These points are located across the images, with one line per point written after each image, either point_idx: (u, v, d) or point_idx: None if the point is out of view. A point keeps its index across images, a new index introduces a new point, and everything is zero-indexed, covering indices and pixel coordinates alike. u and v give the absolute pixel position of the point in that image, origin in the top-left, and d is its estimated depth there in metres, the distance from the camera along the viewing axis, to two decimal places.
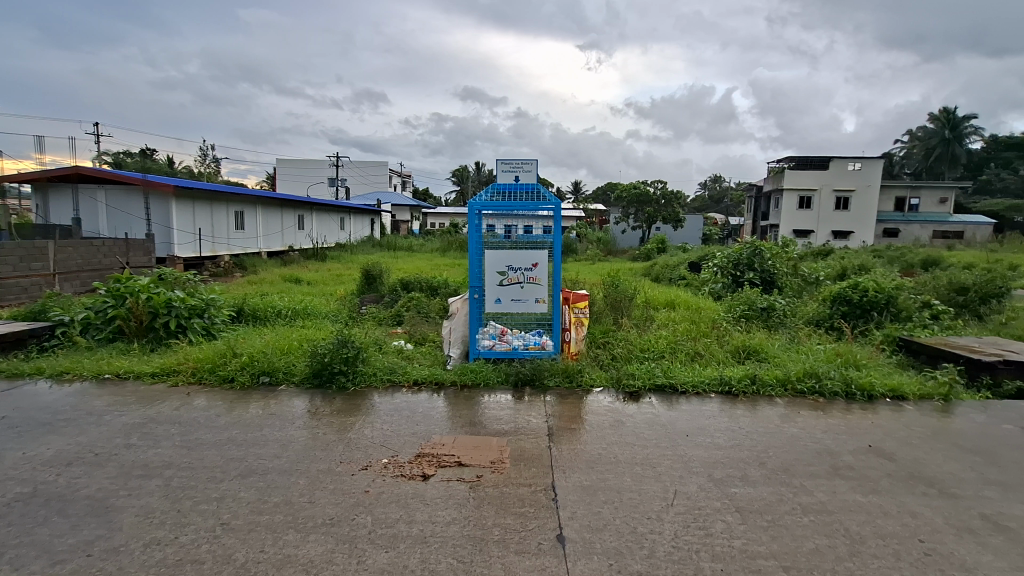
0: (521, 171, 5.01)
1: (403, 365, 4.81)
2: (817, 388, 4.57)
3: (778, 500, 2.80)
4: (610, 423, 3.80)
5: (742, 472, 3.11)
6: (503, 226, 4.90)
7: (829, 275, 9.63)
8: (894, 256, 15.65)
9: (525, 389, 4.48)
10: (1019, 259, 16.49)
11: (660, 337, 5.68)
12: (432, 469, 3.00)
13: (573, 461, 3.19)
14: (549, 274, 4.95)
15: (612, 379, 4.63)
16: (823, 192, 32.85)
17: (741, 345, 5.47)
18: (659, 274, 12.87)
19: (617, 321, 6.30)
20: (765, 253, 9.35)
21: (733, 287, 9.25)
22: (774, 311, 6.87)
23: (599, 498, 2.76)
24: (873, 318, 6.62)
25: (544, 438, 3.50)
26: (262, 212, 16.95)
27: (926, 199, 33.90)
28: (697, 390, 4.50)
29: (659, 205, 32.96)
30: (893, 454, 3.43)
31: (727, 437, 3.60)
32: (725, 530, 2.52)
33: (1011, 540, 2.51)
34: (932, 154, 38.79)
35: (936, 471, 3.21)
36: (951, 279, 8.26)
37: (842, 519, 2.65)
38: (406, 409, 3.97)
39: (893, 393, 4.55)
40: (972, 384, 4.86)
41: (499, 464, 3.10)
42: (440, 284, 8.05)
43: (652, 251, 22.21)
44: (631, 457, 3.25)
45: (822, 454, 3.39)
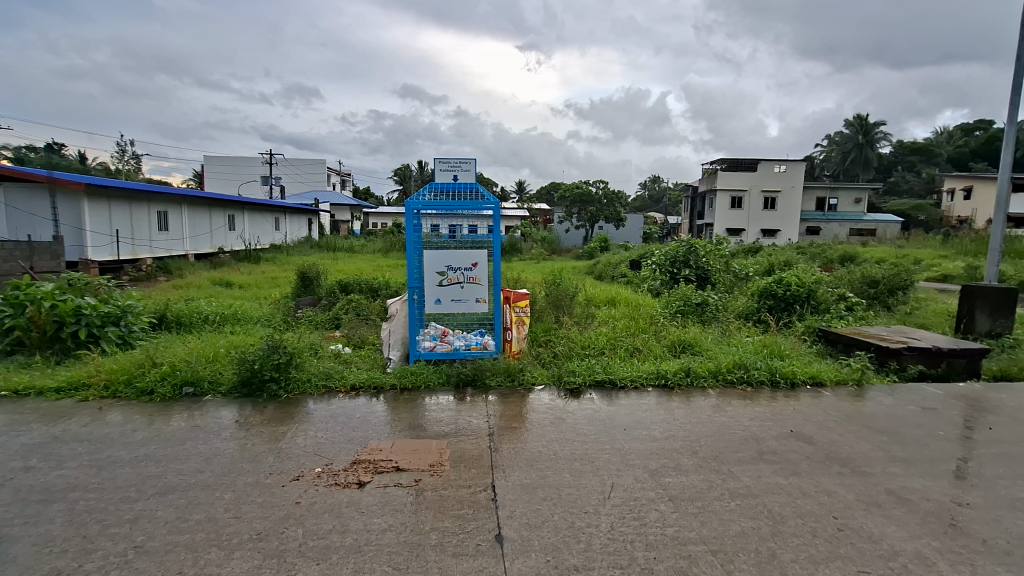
0: (460, 170, 4.95)
1: (341, 369, 4.67)
2: (745, 378, 4.82)
3: (708, 487, 2.93)
4: (551, 421, 3.84)
5: (675, 462, 3.22)
6: (446, 226, 4.88)
7: (757, 270, 10.17)
8: (814, 253, 16.76)
9: (466, 389, 4.46)
10: (922, 254, 18.04)
11: (600, 334, 5.80)
12: (368, 476, 2.92)
13: (513, 460, 3.19)
14: (489, 274, 4.95)
15: (553, 377, 4.69)
16: (753, 193, 34.77)
17: (676, 339, 5.68)
18: (602, 273, 13.19)
19: (558, 319, 6.37)
20: (699, 251, 9.77)
21: (670, 284, 9.62)
22: (708, 306, 7.19)
23: (538, 495, 2.78)
24: (796, 311, 7.06)
25: (484, 438, 3.50)
26: (188, 212, 15.96)
27: (843, 199, 36.55)
28: (635, 385, 4.64)
29: (601, 205, 33.89)
30: (812, 438, 3.67)
31: (661, 429, 3.72)
32: (657, 519, 2.60)
33: (910, 512, 2.75)
34: (848, 157, 41.85)
35: (848, 451, 3.46)
36: (865, 274, 8.94)
37: (766, 501, 2.80)
38: (343, 415, 3.85)
39: (813, 380, 4.87)
40: (881, 369, 5.28)
41: (438, 467, 3.06)
42: (380, 285, 7.88)
43: (595, 250, 22.71)
44: (570, 453, 3.30)
45: (748, 440, 3.57)
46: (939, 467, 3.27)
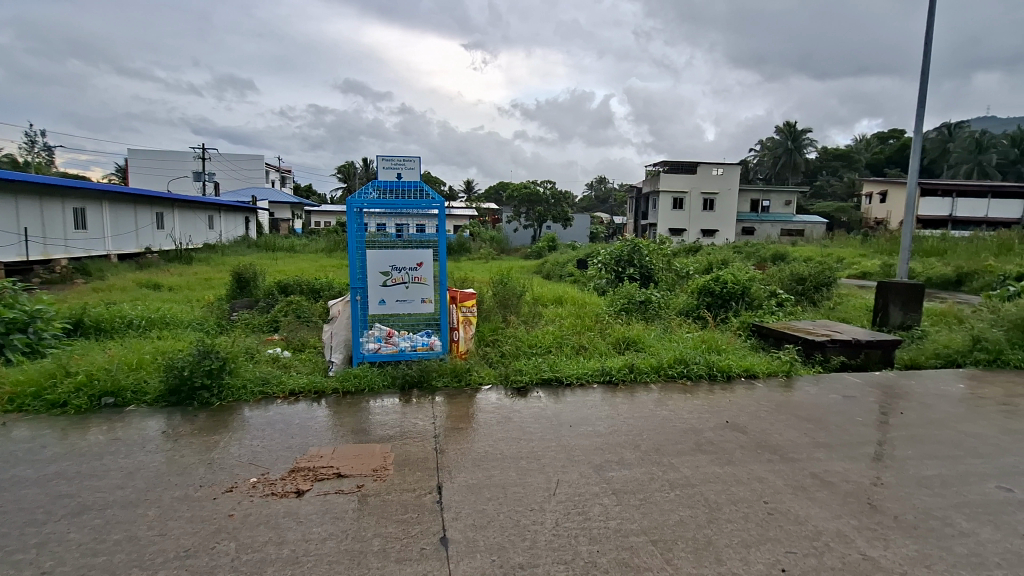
0: (403, 168, 4.86)
1: (279, 374, 4.49)
2: (685, 372, 5.01)
3: (649, 480, 3.01)
4: (498, 420, 3.85)
5: (618, 456, 3.30)
6: (393, 225, 4.78)
7: (698, 268, 10.59)
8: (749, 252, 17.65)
9: (411, 391, 4.40)
10: (845, 253, 19.37)
11: (546, 333, 5.85)
12: (307, 484, 2.82)
13: (459, 461, 3.17)
14: (435, 274, 4.89)
15: (500, 376, 4.70)
16: (692, 194, 36.26)
17: (621, 337, 5.83)
18: (550, 271, 13.37)
19: (505, 318, 6.37)
20: (643, 250, 10.06)
21: (615, 282, 9.87)
22: (650, 304, 7.43)
23: (484, 495, 2.77)
24: (732, 307, 7.41)
25: (430, 440, 3.45)
26: (110, 209, 14.86)
27: (775, 201, 38.75)
28: (580, 382, 4.72)
29: (549, 205, 34.30)
30: (745, 428, 3.85)
31: (606, 424, 3.81)
32: (601, 513, 2.65)
33: (832, 493, 2.94)
34: (779, 161, 44.39)
35: (778, 439, 3.66)
36: (793, 272, 9.51)
37: (703, 490, 2.92)
38: (282, 422, 3.69)
39: (747, 372, 5.13)
40: (808, 361, 5.63)
41: (381, 471, 2.98)
42: (323, 286, 7.63)
43: (543, 250, 22.97)
44: (516, 452, 3.31)
45: (688, 433, 3.71)
46: (857, 451, 3.52)
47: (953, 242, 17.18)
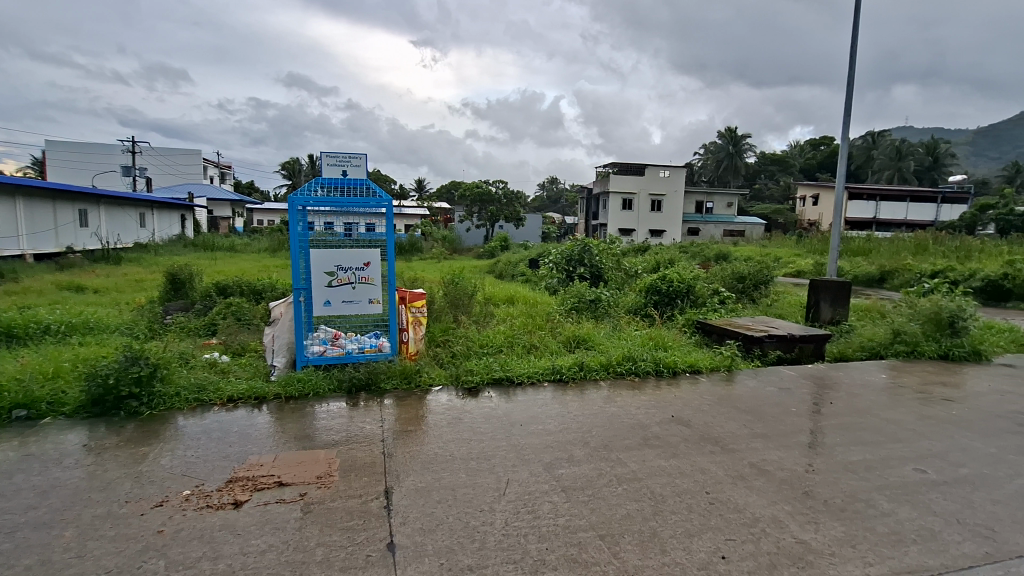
0: (349, 165, 4.74)
1: (216, 380, 4.27)
2: (633, 369, 5.14)
3: (598, 475, 3.06)
4: (449, 421, 3.81)
5: (568, 454, 3.34)
6: (341, 224, 4.64)
7: (646, 267, 10.87)
8: (694, 252, 18.31)
9: (359, 395, 4.29)
10: (781, 252, 20.50)
11: (498, 333, 5.84)
12: (246, 495, 2.69)
13: (409, 464, 3.12)
14: (383, 274, 4.79)
15: (451, 377, 4.66)
16: (641, 196, 37.27)
17: (572, 335, 5.90)
18: (502, 271, 13.39)
19: (456, 319, 6.31)
20: (593, 250, 10.23)
21: (566, 282, 10.00)
22: (600, 303, 7.57)
23: (433, 498, 2.74)
24: (678, 305, 7.67)
25: (377, 444, 3.38)
26: (24, 205, 13.68)
27: (718, 203, 40.43)
28: (531, 381, 4.75)
29: (501, 205, 34.34)
30: (689, 421, 3.99)
31: (556, 423, 3.84)
32: (551, 510, 2.67)
33: (769, 481, 3.09)
34: (721, 165, 46.31)
35: (719, 431, 3.81)
36: (734, 270, 9.93)
37: (649, 483, 3.00)
38: (218, 430, 3.51)
39: (691, 368, 5.32)
40: (748, 355, 5.90)
41: (325, 478, 2.89)
42: (265, 287, 7.33)
43: (495, 250, 23.00)
44: (466, 453, 3.29)
45: (635, 428, 3.80)
46: (791, 440, 3.72)
47: (876, 242, 18.45)
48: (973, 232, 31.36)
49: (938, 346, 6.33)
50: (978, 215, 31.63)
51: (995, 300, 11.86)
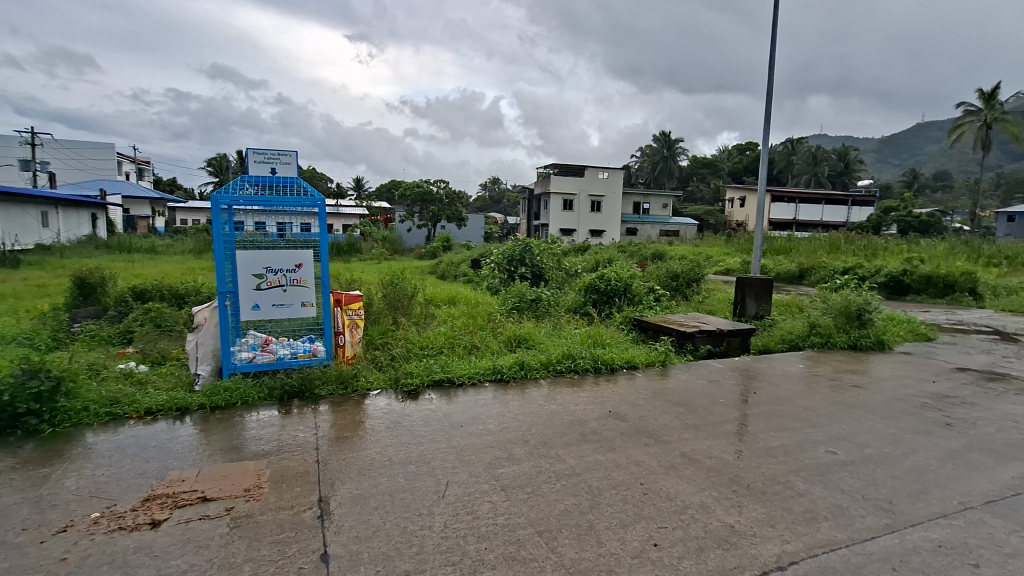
0: (278, 162, 4.59)
1: (132, 392, 3.97)
2: (573, 367, 5.24)
3: (537, 473, 3.10)
4: (387, 425, 3.73)
5: (508, 452, 3.36)
6: (274, 224, 4.46)
7: (586, 267, 11.13)
8: (632, 251, 18.94)
9: (292, 402, 4.13)
10: (712, 252, 21.66)
11: (438, 334, 5.80)
12: (164, 513, 2.52)
13: (344, 471, 3.04)
14: (317, 276, 4.63)
15: (390, 380, 4.57)
16: (581, 197, 38.09)
17: (512, 335, 5.94)
18: (444, 272, 13.27)
19: (396, 320, 6.19)
20: (534, 250, 10.34)
21: (508, 281, 10.07)
22: (541, 302, 7.68)
23: (369, 504, 2.68)
24: (616, 303, 7.90)
25: (311, 452, 3.26)
26: None
27: (654, 204, 42.02)
28: (472, 381, 4.74)
29: (443, 205, 34.03)
30: (626, 416, 4.12)
31: (496, 422, 3.85)
32: (490, 510, 2.68)
33: (698, 469, 3.25)
34: (656, 167, 48.14)
35: (653, 424, 3.96)
36: (669, 269, 10.34)
37: (586, 478, 3.07)
38: (134, 445, 3.26)
39: (628, 364, 5.49)
40: (681, 350, 6.17)
41: (254, 491, 2.75)
42: (188, 292, 6.88)
43: (437, 250, 22.79)
44: (405, 457, 3.24)
45: (574, 424, 3.89)
46: (719, 429, 3.93)
47: (796, 241, 19.84)
48: (879, 232, 34.36)
49: (848, 337, 6.90)
50: (882, 216, 34.77)
51: (896, 293, 13.07)
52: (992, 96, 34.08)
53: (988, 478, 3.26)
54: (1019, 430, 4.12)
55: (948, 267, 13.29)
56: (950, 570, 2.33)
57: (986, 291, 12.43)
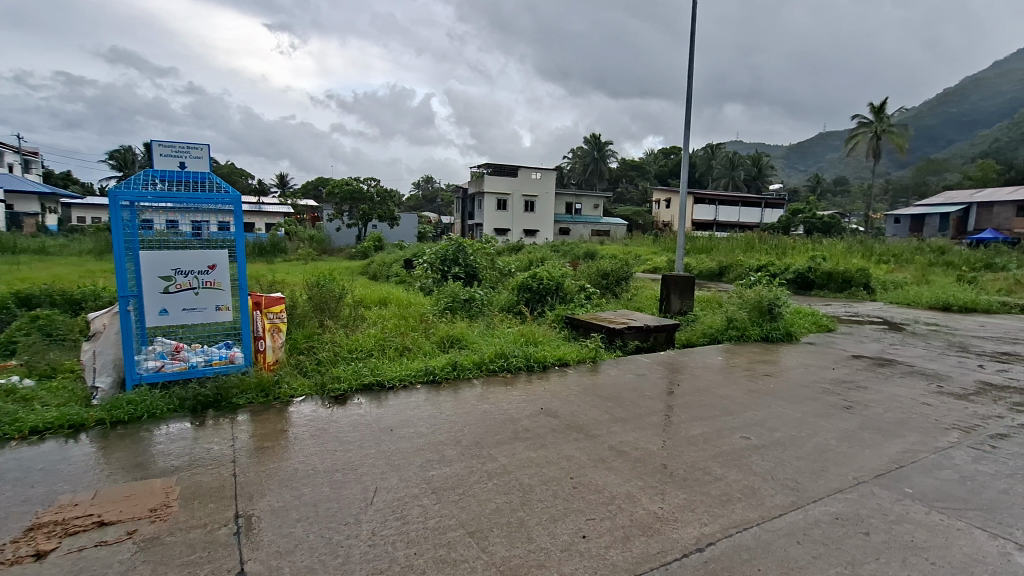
0: (187, 156, 4.27)
1: (15, 409, 3.55)
2: (505, 366, 5.27)
3: (469, 473, 3.09)
4: (313, 433, 3.58)
5: (440, 454, 3.33)
6: (188, 223, 4.19)
7: (519, 267, 11.24)
8: (565, 250, 19.35)
9: (206, 413, 3.86)
10: (640, 251, 22.58)
11: (368, 336, 5.63)
12: (53, 543, 2.27)
13: (265, 483, 2.87)
14: (233, 277, 4.36)
15: (315, 386, 4.39)
16: (514, 197, 38.42)
17: (445, 336, 5.89)
18: (376, 273, 12.94)
19: (322, 323, 5.94)
20: (467, 250, 10.29)
21: (441, 281, 9.97)
22: (474, 302, 7.66)
23: (291, 516, 2.55)
24: (548, 301, 8.03)
25: (228, 465, 3.06)
26: None
27: (586, 204, 43.19)
28: (403, 384, 4.64)
29: (373, 203, 33.10)
30: (557, 412, 4.20)
31: (427, 424, 3.79)
32: (420, 514, 2.63)
33: (625, 461, 3.36)
34: (587, 168, 49.47)
35: (583, 419, 4.06)
36: (600, 267, 10.63)
37: (517, 475, 3.09)
38: (18, 469, 2.92)
39: (560, 361, 5.60)
40: (611, 346, 6.36)
41: (161, 511, 2.54)
42: (84, 296, 6.27)
43: (369, 250, 22.20)
44: (332, 465, 3.12)
45: (506, 422, 3.91)
46: (644, 421, 4.09)
47: (715, 241, 21.10)
48: (788, 232, 37.30)
49: (762, 329, 7.42)
50: (790, 217, 37.78)
51: (803, 289, 14.31)
52: (881, 110, 37.90)
53: (877, 454, 3.62)
54: (903, 409, 4.61)
55: (845, 264, 14.66)
56: (845, 539, 2.57)
57: (877, 285, 13.83)
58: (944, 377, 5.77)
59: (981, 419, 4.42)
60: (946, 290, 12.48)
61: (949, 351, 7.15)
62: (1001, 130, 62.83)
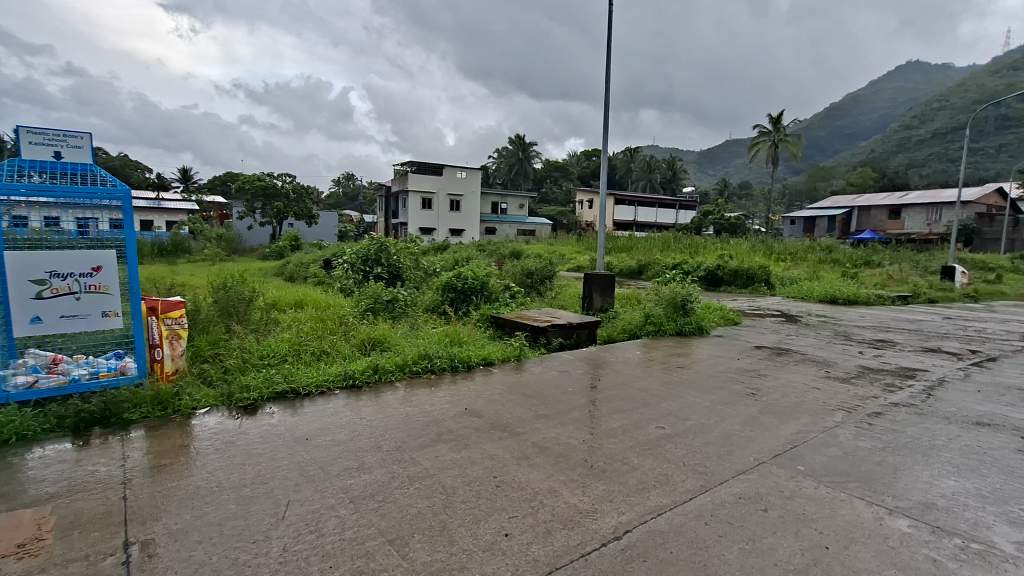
0: (63, 145, 3.82)
1: None
2: (429, 367, 5.19)
3: (389, 479, 3.00)
4: (218, 446, 3.33)
5: (359, 461, 3.21)
6: (73, 220, 3.77)
7: (444, 266, 11.13)
8: (492, 249, 19.42)
9: (90, 432, 3.47)
10: (564, 250, 23.17)
11: (281, 341, 5.33)
12: None
13: (160, 505, 2.63)
14: (122, 280, 3.93)
15: (221, 397, 4.08)
16: (439, 196, 38.01)
17: (366, 338, 5.70)
18: (292, 274, 12.30)
19: (229, 329, 5.53)
20: (390, 249, 10.03)
21: (362, 282, 9.65)
22: (397, 303, 7.46)
23: (192, 539, 2.35)
24: (473, 301, 8.01)
25: (117, 488, 2.76)
26: None
27: (511, 204, 43.63)
28: (320, 390, 4.44)
29: (289, 200, 31.35)
30: (481, 412, 4.19)
31: (346, 431, 3.65)
32: (336, 526, 2.52)
33: (547, 457, 3.42)
34: (512, 168, 49.94)
35: (507, 418, 4.08)
36: (525, 266, 10.76)
37: (440, 478, 3.05)
38: None
39: (484, 360, 5.60)
40: (535, 344, 6.45)
41: (31, 545, 2.25)
42: None
43: (284, 249, 21.06)
44: (240, 480, 2.91)
45: (429, 425, 3.84)
46: (566, 416, 4.19)
47: (635, 240, 22.11)
48: (700, 232, 39.83)
49: (676, 324, 7.85)
50: (702, 218, 40.37)
51: (712, 285, 15.32)
52: (779, 120, 41.40)
53: (775, 435, 3.95)
54: (798, 394, 5.06)
55: (749, 262, 15.89)
56: (747, 517, 2.77)
57: (777, 281, 15.11)
58: (832, 363, 6.41)
59: (861, 400, 4.95)
60: (833, 285, 13.87)
61: (835, 340, 7.96)
62: (876, 142, 70.80)
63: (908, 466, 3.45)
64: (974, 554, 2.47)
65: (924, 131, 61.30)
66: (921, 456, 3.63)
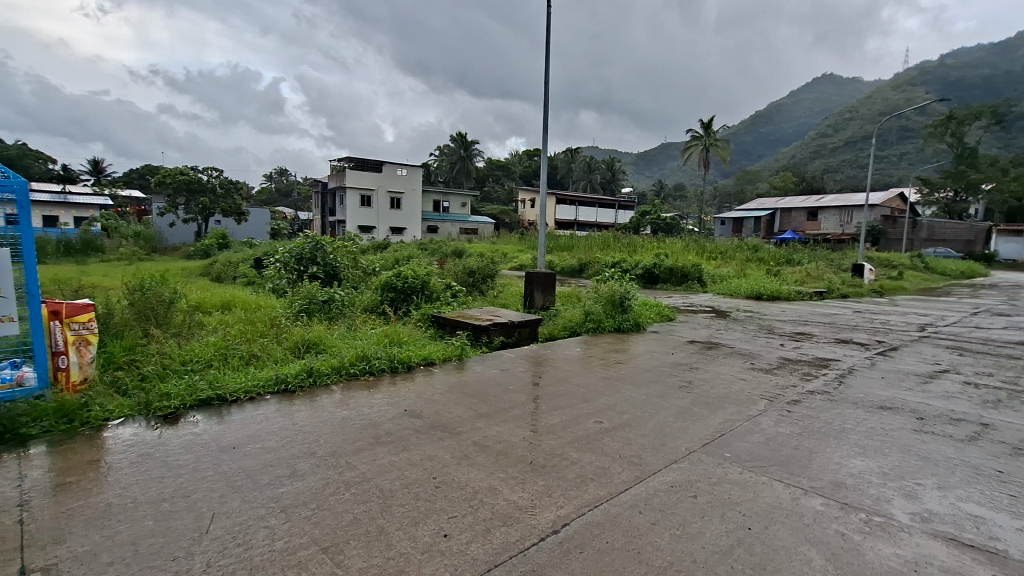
0: None
1: None
2: (367, 368, 5.06)
3: (324, 486, 2.90)
4: (134, 459, 3.09)
5: (291, 469, 3.08)
6: None
7: (383, 265, 10.88)
8: (434, 248, 19.20)
9: None
10: (507, 247, 23.30)
11: (206, 345, 5.02)
12: None
13: (65, 526, 2.41)
14: (18, 281, 3.56)
15: (138, 407, 3.79)
16: (379, 192, 37.12)
17: (300, 340, 5.48)
18: (219, 274, 11.59)
19: (146, 333, 5.14)
20: (326, 248, 9.66)
21: (295, 282, 9.24)
22: (333, 303, 7.21)
23: (101, 561, 2.17)
24: (413, 300, 7.89)
25: (11, 512, 2.50)
26: None
27: (454, 202, 43.36)
28: (249, 396, 4.22)
29: (215, 196, 29.50)
30: (421, 413, 4.13)
31: (278, 437, 3.50)
32: (266, 537, 2.40)
33: (487, 455, 3.42)
34: (454, 166, 49.58)
35: (447, 418, 4.05)
36: (467, 265, 10.70)
37: (377, 482, 2.98)
38: None
39: (425, 361, 5.53)
40: (477, 343, 6.43)
41: None
42: None
43: (210, 247, 19.83)
44: (159, 494, 2.72)
45: (367, 428, 3.75)
46: (507, 414, 4.22)
47: (576, 238, 22.59)
48: (638, 232, 41.25)
49: (615, 321, 8.08)
50: (639, 218, 41.81)
51: (649, 283, 15.90)
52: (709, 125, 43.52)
53: (705, 425, 4.16)
54: (725, 385, 5.36)
55: (683, 260, 16.64)
56: (678, 504, 2.90)
57: (708, 278, 15.91)
58: (756, 355, 6.84)
59: (782, 389, 5.31)
60: (759, 282, 14.78)
61: (760, 333, 8.49)
62: (795, 148, 75.91)
63: (822, 449, 3.73)
64: (877, 526, 2.70)
65: (837, 139, 66.37)
66: (832, 439, 3.94)
